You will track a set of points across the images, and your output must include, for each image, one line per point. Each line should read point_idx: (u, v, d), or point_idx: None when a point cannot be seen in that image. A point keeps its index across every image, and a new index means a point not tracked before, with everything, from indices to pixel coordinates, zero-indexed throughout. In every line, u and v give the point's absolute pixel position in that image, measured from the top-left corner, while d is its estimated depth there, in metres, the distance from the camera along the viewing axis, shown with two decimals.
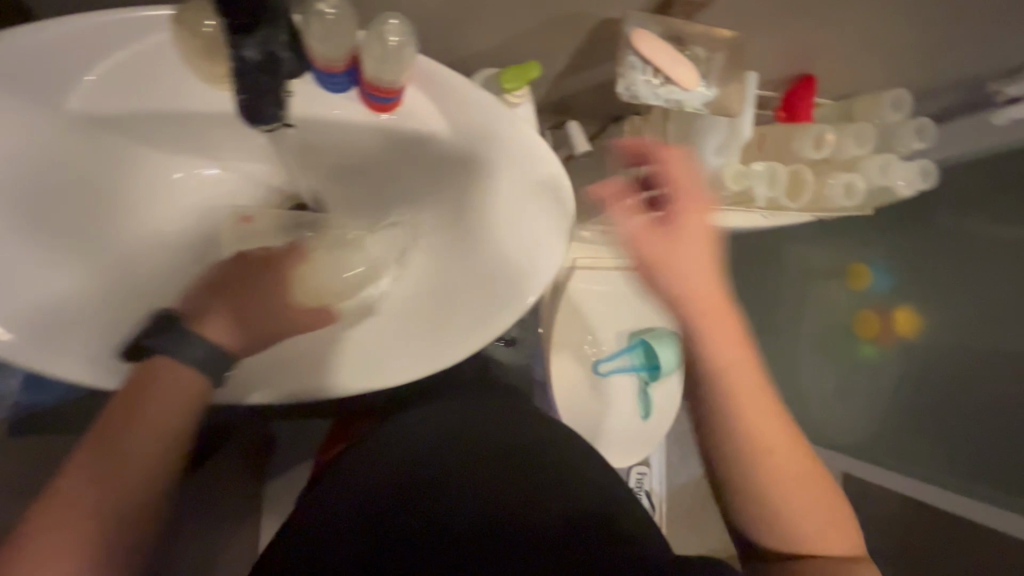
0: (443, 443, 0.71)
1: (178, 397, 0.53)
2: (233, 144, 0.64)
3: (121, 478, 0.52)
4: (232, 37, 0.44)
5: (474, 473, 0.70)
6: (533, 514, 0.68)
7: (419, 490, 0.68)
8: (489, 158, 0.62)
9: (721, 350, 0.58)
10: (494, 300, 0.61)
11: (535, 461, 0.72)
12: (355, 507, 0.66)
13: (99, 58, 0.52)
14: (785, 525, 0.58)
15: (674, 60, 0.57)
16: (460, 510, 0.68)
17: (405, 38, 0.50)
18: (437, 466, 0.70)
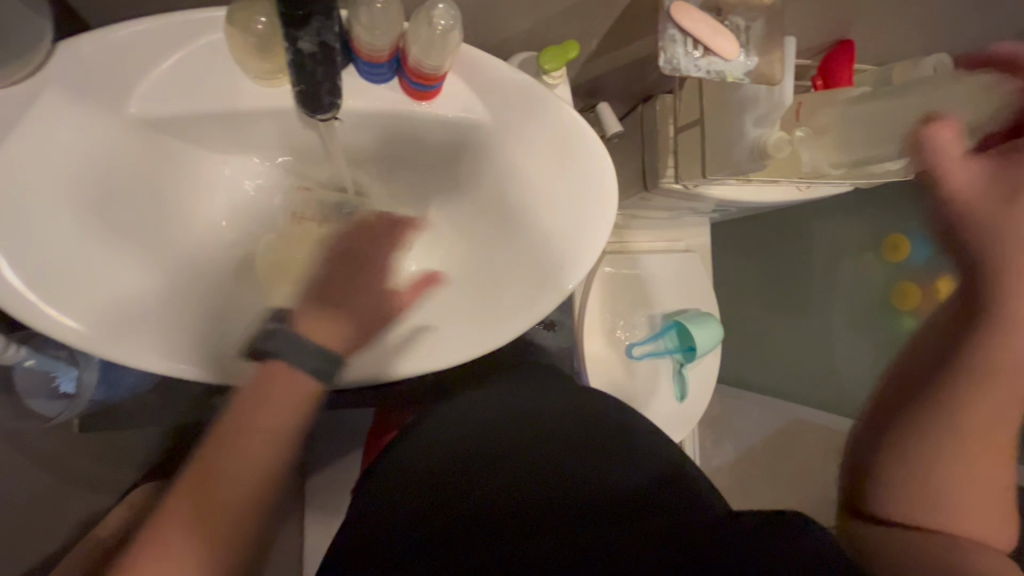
0: (498, 420, 0.74)
1: (294, 406, 0.57)
2: (281, 140, 0.65)
3: (235, 487, 0.54)
4: (287, 30, 0.46)
5: (529, 446, 0.72)
6: (589, 479, 0.69)
7: (477, 463, 0.70)
8: (530, 140, 0.63)
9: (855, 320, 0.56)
10: (543, 274, 0.63)
11: (586, 434, 0.74)
12: (410, 479, 0.67)
13: (157, 61, 0.54)
14: (941, 502, 0.53)
15: (715, 31, 0.56)
16: (518, 480, 0.69)
17: (451, 22, 0.50)
18: (493, 440, 0.72)
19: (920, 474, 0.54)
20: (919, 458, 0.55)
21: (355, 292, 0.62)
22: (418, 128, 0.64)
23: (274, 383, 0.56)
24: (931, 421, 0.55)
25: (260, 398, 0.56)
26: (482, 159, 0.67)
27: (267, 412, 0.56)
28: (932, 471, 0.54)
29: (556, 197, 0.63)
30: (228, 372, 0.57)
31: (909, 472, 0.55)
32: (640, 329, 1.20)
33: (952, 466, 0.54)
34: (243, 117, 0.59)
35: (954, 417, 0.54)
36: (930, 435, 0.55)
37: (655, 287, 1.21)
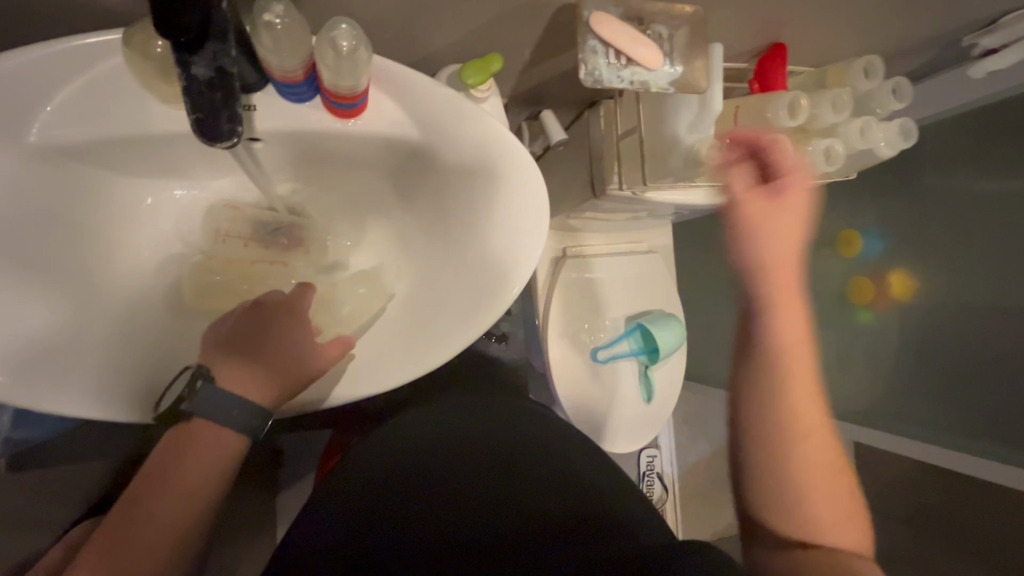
0: (437, 438, 0.70)
1: (213, 462, 0.56)
2: (201, 161, 0.63)
3: (159, 531, 0.55)
4: (178, 55, 0.44)
5: (464, 467, 0.70)
6: (525, 504, 0.69)
7: (407, 488, 0.68)
8: (460, 154, 0.61)
9: (783, 317, 0.60)
10: (474, 291, 0.62)
11: (530, 455, 0.72)
12: (358, 503, 0.65)
13: (54, 88, 0.51)
14: (801, 511, 0.58)
15: (636, 40, 0.55)
16: (447, 505, 0.68)
17: (355, 41, 0.48)
18: (427, 463, 0.69)
19: (789, 475, 0.58)
20: (787, 482, 0.58)
21: (289, 341, 0.57)
22: (345, 144, 0.62)
23: (195, 437, 0.56)
24: (769, 435, 0.59)
25: (184, 449, 0.56)
26: (423, 172, 0.65)
27: (191, 462, 0.56)
28: (779, 478, 0.58)
29: (497, 208, 0.62)
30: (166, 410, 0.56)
31: (767, 480, 0.59)
32: (605, 333, 1.20)
33: (809, 482, 0.58)
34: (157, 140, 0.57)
35: (794, 423, 0.59)
36: (785, 437, 0.59)
37: (618, 291, 1.20)
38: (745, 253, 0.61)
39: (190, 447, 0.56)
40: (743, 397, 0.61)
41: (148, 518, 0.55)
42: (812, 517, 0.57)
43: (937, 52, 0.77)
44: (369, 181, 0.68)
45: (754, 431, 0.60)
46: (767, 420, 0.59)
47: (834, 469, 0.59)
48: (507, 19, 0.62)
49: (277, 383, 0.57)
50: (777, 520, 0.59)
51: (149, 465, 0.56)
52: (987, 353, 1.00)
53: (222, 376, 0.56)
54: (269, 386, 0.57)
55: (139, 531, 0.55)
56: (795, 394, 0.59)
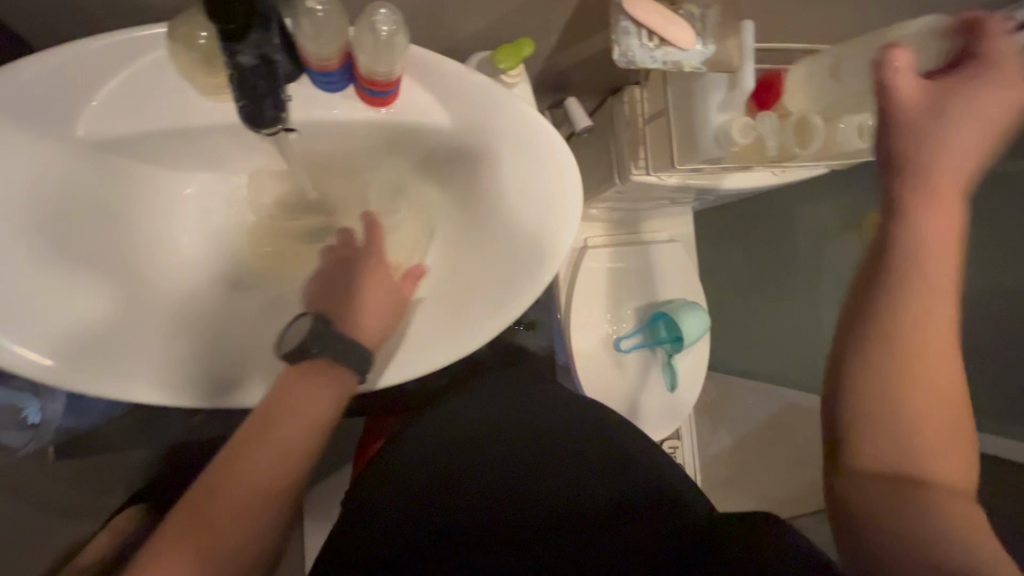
0: (492, 425, 0.73)
1: (320, 412, 0.56)
2: (236, 153, 0.64)
3: (259, 477, 0.53)
4: (224, 44, 0.44)
5: (523, 450, 0.72)
6: (570, 491, 0.69)
7: (465, 470, 0.69)
8: (491, 141, 0.62)
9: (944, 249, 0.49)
10: (507, 276, 0.62)
11: (585, 441, 0.73)
12: (396, 496, 0.66)
13: (99, 82, 0.53)
14: (906, 452, 0.49)
15: (668, 20, 0.55)
16: (508, 485, 0.69)
17: (395, 26, 0.49)
18: (484, 446, 0.71)
19: (898, 431, 0.49)
20: (904, 408, 0.49)
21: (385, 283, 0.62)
22: (376, 133, 0.63)
23: (308, 388, 0.56)
24: (874, 394, 0.49)
25: (300, 397, 0.55)
26: (453, 158, 0.65)
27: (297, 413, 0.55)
28: (895, 424, 0.49)
29: (528, 189, 0.62)
30: (223, 396, 0.58)
31: (873, 428, 0.50)
32: (627, 322, 1.19)
33: (899, 428, 0.49)
34: (195, 133, 0.58)
35: (921, 357, 0.49)
36: (894, 405, 0.49)
37: (640, 280, 1.20)
38: (908, 177, 0.49)
39: (304, 394, 0.56)
40: (851, 374, 0.50)
41: (253, 458, 0.53)
42: (923, 458, 0.48)
43: None
44: (398, 168, 0.69)
45: (863, 413, 0.50)
46: (867, 386, 0.50)
47: (945, 413, 0.49)
48: (535, 5, 0.63)
49: (380, 316, 0.60)
50: (880, 454, 0.49)
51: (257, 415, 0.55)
52: None
53: (340, 320, 0.60)
54: (376, 318, 0.60)
55: (244, 469, 0.53)
56: (927, 356, 0.49)
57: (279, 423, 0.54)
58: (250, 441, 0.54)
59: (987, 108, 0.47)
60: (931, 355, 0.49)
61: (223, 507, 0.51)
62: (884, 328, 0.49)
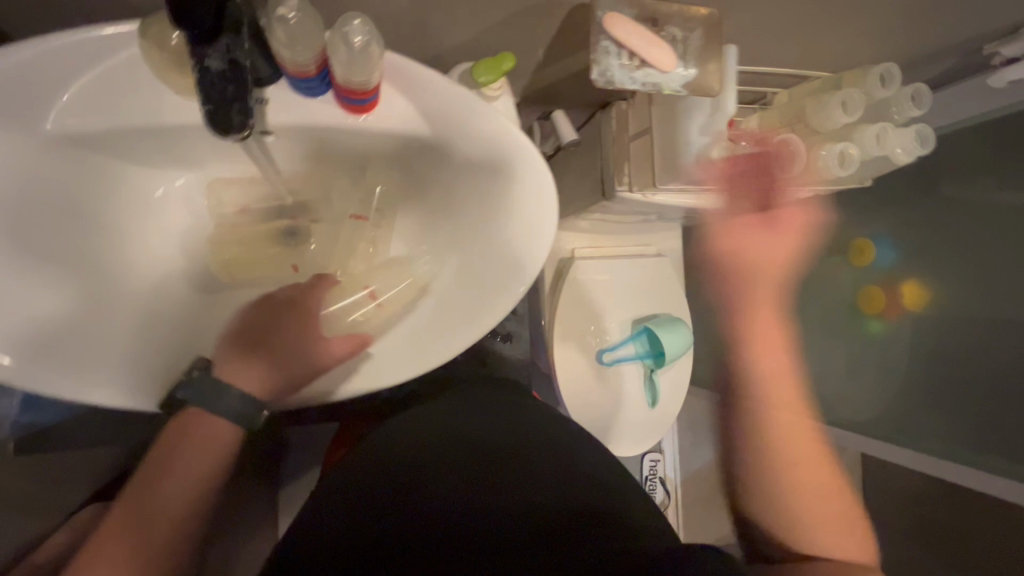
0: (447, 433, 0.73)
1: (207, 452, 0.57)
2: (215, 154, 0.63)
3: (161, 510, 0.55)
4: (193, 47, 0.44)
5: (480, 455, 0.71)
6: (534, 496, 0.67)
7: (420, 470, 0.69)
8: (469, 151, 0.62)
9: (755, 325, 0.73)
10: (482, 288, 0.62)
11: (540, 449, 0.73)
12: (362, 493, 0.66)
13: (72, 80, 0.52)
14: (792, 516, 0.65)
15: (650, 41, 0.55)
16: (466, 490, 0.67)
17: (368, 36, 0.48)
18: (442, 448, 0.71)
19: (773, 497, 0.67)
20: (776, 474, 0.68)
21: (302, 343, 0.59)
22: (357, 140, 0.63)
23: (195, 424, 0.57)
24: (775, 476, 0.67)
25: (188, 436, 0.56)
26: (434, 166, 0.65)
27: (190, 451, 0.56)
28: (773, 493, 0.67)
29: (509, 200, 0.62)
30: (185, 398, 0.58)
31: (771, 494, 0.67)
32: (611, 335, 1.19)
33: (803, 490, 0.66)
34: (170, 133, 0.57)
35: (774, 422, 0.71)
36: (771, 469, 0.68)
37: (626, 293, 1.20)
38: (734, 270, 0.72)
39: (195, 429, 0.56)
40: (748, 455, 0.70)
41: (167, 489, 0.55)
42: (800, 520, 0.65)
43: (959, 61, 0.76)
44: (378, 175, 0.69)
45: (756, 479, 0.69)
46: (768, 467, 0.68)
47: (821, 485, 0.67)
48: (521, 18, 0.62)
49: (280, 376, 0.59)
50: (770, 514, 0.67)
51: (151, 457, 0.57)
52: (1001, 370, 0.97)
53: (224, 371, 0.58)
54: (264, 376, 0.58)
55: (154, 500, 0.55)
56: (785, 416, 0.71)
57: (173, 463, 0.56)
58: (161, 473, 0.55)
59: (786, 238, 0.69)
60: (796, 423, 0.71)
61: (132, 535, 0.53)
62: (764, 416, 0.71)
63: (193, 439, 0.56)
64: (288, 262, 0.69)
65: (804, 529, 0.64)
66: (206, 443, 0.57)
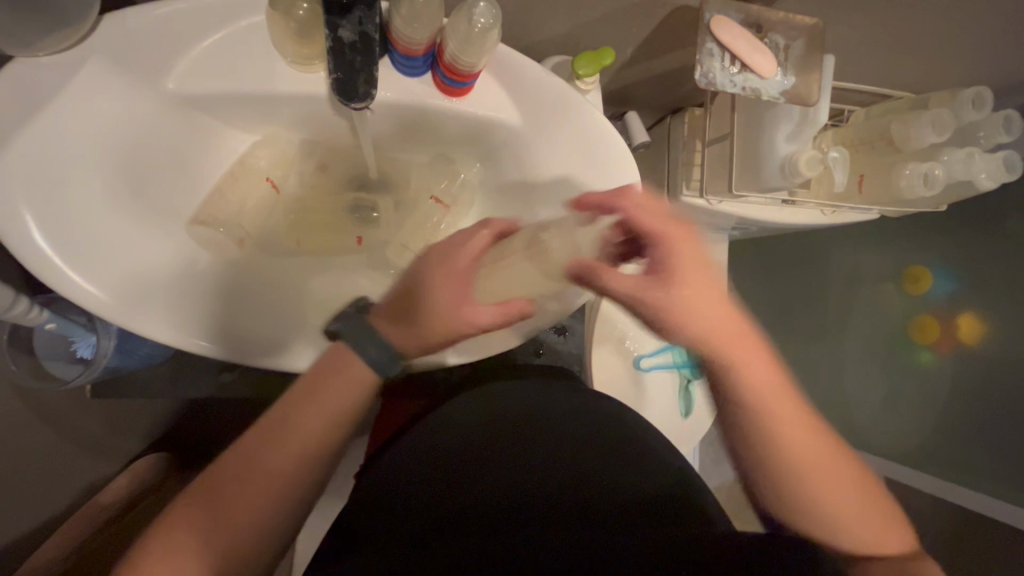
0: (511, 410, 0.73)
1: (355, 387, 0.57)
2: (310, 126, 0.65)
3: (278, 470, 0.55)
4: (330, 18, 0.47)
5: (543, 444, 0.72)
6: (588, 488, 0.69)
7: (484, 452, 0.70)
8: (557, 146, 0.63)
9: (728, 347, 0.61)
10: (559, 276, 0.62)
11: (603, 439, 0.73)
12: (421, 477, 0.67)
13: (197, 40, 0.54)
14: (825, 517, 0.60)
15: (754, 47, 0.56)
16: (530, 477, 0.69)
17: (491, 21, 0.51)
18: (505, 431, 0.72)
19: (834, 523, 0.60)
20: (808, 483, 0.60)
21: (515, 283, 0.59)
22: (449, 124, 0.64)
23: (336, 369, 0.57)
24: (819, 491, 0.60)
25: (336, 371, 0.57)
26: (519, 158, 0.66)
27: (320, 407, 0.57)
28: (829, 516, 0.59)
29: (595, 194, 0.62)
30: (252, 356, 0.57)
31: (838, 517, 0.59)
32: (650, 341, 1.19)
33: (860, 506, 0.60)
34: (275, 100, 0.60)
35: (765, 422, 0.61)
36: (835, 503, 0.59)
37: None
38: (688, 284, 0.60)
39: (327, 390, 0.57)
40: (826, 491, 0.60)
41: (289, 433, 0.56)
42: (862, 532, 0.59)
43: None
44: (463, 163, 0.71)
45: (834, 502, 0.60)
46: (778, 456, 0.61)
47: (863, 483, 0.61)
48: (620, 16, 0.64)
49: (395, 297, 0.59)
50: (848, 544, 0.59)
51: (289, 398, 0.57)
52: None
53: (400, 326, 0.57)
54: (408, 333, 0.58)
55: (268, 446, 0.55)
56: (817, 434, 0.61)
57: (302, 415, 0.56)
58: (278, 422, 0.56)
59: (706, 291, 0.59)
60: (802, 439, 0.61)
61: (261, 474, 0.54)
62: (825, 437, 0.62)
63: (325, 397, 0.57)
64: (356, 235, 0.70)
65: (812, 478, 0.60)
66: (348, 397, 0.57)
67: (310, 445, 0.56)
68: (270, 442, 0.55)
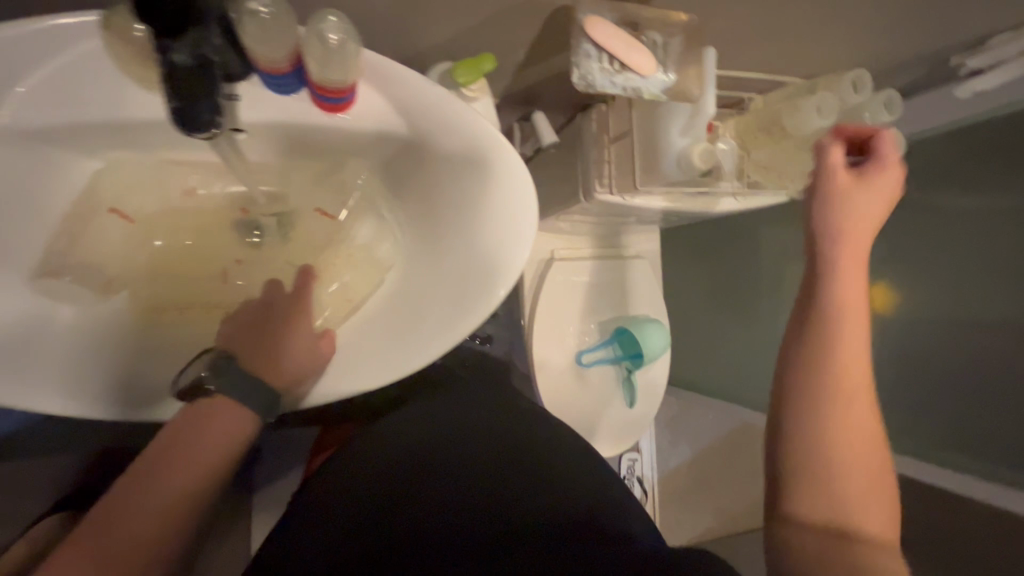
0: (454, 430, 0.72)
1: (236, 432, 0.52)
2: (180, 148, 0.61)
3: (164, 502, 0.47)
4: (158, 41, 0.42)
5: (488, 456, 0.69)
6: (526, 504, 0.65)
7: (424, 467, 0.67)
8: (451, 157, 0.60)
9: (838, 234, 0.56)
10: (467, 289, 0.59)
11: (546, 450, 0.72)
12: (353, 495, 0.64)
13: (26, 70, 0.49)
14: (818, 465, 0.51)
15: (629, 46, 0.55)
16: (472, 495, 0.65)
17: (345, 34, 0.47)
18: (450, 447, 0.70)
19: (824, 484, 0.51)
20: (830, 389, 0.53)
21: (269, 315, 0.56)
22: (332, 137, 0.61)
23: (218, 414, 0.51)
24: (807, 424, 0.53)
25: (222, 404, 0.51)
26: (423, 173, 0.63)
27: (215, 434, 0.51)
28: (829, 485, 0.51)
29: (501, 208, 0.60)
30: (131, 411, 0.53)
31: (799, 454, 0.52)
32: (589, 336, 1.18)
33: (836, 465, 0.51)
34: (132, 128, 0.55)
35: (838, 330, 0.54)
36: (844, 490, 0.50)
37: (605, 294, 1.20)
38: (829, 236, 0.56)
39: (216, 421, 0.51)
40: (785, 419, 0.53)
41: (160, 486, 0.48)
42: (846, 498, 0.50)
43: (930, 70, 0.78)
44: (360, 174, 0.66)
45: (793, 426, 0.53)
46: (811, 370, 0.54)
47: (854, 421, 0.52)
48: (501, 17, 0.62)
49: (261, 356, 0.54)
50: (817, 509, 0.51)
51: (172, 429, 0.50)
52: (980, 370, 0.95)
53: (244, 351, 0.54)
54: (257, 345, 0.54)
55: (135, 504, 0.47)
56: (863, 409, 0.53)
57: (178, 456, 0.49)
58: (148, 471, 0.48)
59: (875, 200, 0.56)
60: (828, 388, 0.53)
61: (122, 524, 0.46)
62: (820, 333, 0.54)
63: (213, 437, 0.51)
64: (233, 259, 0.63)
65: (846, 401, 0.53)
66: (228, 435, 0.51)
67: (187, 482, 0.49)
68: (135, 497, 0.47)
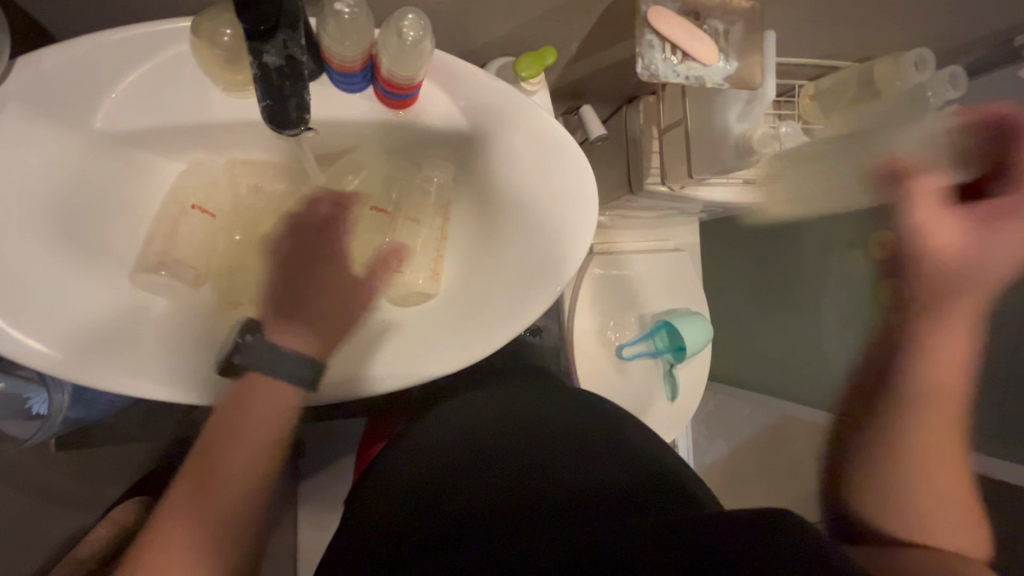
0: (516, 412, 0.71)
1: (276, 410, 0.56)
2: (252, 148, 0.63)
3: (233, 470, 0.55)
4: (252, 43, 0.46)
5: (548, 436, 0.70)
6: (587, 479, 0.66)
7: (484, 449, 0.67)
8: (512, 150, 0.61)
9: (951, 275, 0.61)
10: (532, 272, 0.61)
11: (607, 434, 0.71)
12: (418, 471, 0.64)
13: (122, 75, 0.52)
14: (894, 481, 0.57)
15: (692, 36, 0.56)
16: (535, 475, 0.66)
17: (421, 31, 0.49)
18: (509, 429, 0.69)
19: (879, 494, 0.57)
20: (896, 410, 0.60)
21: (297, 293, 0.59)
22: (396, 132, 0.62)
23: (253, 396, 0.55)
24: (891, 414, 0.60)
25: (261, 388, 0.56)
26: (491, 165, 0.64)
27: (254, 414, 0.55)
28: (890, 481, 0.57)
29: (561, 196, 0.61)
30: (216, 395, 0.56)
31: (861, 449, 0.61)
32: (630, 329, 1.17)
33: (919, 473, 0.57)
34: (213, 128, 0.58)
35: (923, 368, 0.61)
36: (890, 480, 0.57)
37: (646, 287, 1.19)
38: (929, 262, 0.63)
39: (251, 402, 0.55)
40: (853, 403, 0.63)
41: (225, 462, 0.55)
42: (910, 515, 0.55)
43: (993, 51, 0.76)
44: (432, 167, 0.67)
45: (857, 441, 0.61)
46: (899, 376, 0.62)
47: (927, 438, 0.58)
48: (560, 12, 0.63)
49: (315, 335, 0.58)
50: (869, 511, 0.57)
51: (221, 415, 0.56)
52: None
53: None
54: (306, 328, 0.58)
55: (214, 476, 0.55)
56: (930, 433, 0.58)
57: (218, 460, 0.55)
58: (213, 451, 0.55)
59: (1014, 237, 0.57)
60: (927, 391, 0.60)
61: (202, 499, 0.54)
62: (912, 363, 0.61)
63: (256, 414, 0.55)
64: None
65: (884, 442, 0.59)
66: (268, 418, 0.56)
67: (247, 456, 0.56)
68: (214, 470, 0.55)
